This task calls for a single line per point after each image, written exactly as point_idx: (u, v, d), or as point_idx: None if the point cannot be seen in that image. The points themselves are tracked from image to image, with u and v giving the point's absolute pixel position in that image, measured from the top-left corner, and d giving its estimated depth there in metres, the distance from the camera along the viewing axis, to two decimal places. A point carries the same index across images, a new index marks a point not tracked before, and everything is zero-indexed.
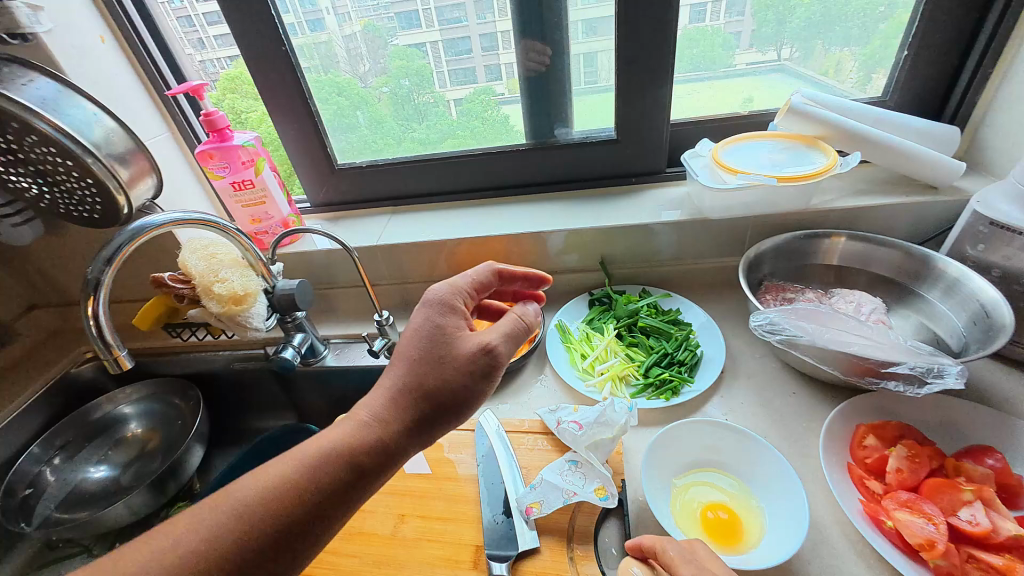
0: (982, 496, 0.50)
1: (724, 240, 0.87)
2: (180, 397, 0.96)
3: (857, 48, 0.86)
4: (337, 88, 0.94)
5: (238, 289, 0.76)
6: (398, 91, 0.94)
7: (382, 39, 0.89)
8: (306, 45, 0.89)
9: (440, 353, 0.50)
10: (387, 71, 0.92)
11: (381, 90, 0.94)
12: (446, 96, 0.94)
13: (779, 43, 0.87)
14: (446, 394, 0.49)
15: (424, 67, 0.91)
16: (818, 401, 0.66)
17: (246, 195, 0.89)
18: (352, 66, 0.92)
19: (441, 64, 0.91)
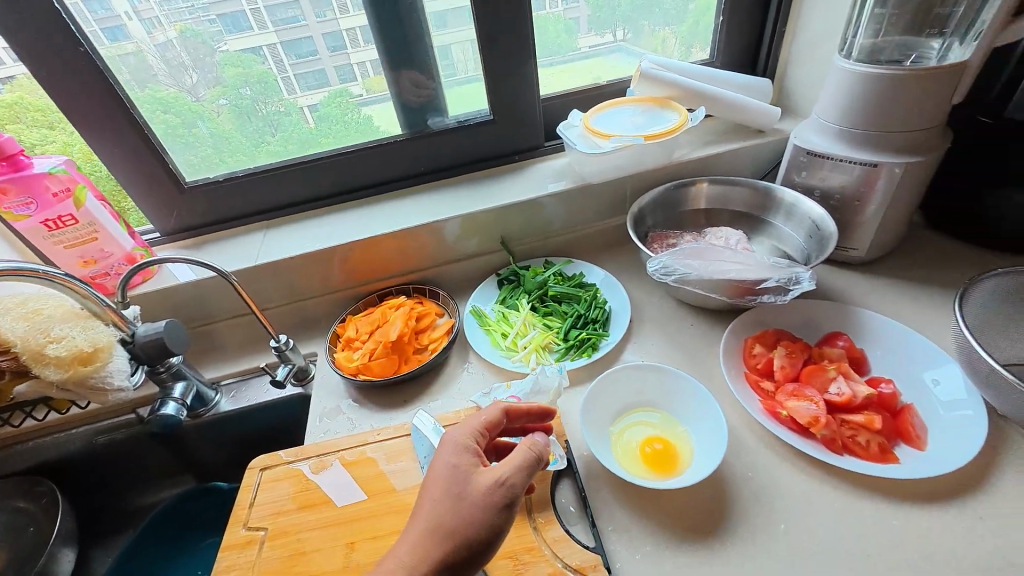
0: (842, 371, 0.62)
1: (608, 202, 0.93)
2: (27, 499, 0.79)
3: (676, 27, 0.98)
4: (163, 105, 0.81)
5: (84, 346, 0.62)
6: (239, 102, 0.84)
7: (205, 45, 0.78)
8: (115, 58, 0.75)
9: (478, 487, 0.44)
10: (222, 82, 0.81)
11: (218, 103, 0.83)
12: (298, 103, 0.86)
13: (614, 26, 0.95)
14: (467, 544, 0.42)
15: (265, 74, 0.82)
16: (711, 328, 0.75)
17: (67, 234, 0.72)
18: (175, 79, 0.80)
19: (285, 69, 0.83)
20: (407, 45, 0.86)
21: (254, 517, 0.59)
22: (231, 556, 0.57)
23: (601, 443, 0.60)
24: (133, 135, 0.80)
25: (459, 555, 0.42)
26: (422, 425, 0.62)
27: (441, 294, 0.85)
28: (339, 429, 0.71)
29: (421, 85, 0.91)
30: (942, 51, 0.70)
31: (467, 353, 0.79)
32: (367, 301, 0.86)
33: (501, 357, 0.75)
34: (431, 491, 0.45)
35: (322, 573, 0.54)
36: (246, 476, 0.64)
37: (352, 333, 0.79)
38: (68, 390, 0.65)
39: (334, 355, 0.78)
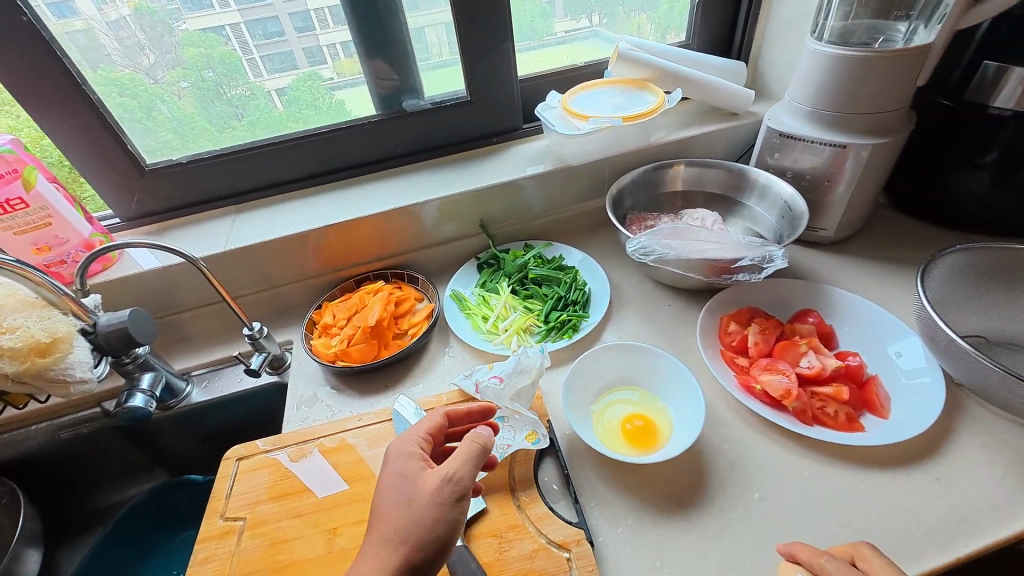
0: (812, 345, 0.64)
1: (587, 184, 0.93)
2: None
3: (650, 13, 0.98)
4: (120, 87, 0.76)
5: (41, 337, 0.58)
6: (201, 84, 0.80)
7: (163, 24, 0.74)
8: (65, 34, 0.70)
9: (427, 490, 0.44)
10: (180, 63, 0.77)
11: (179, 86, 0.79)
12: (263, 87, 0.83)
13: (589, 11, 0.94)
14: (424, 545, 0.42)
15: (228, 55, 0.78)
16: (688, 307, 0.77)
17: (16, 219, 0.68)
18: (131, 59, 0.75)
19: (249, 50, 0.79)
20: (378, 22, 0.83)
21: (232, 507, 0.58)
22: (208, 547, 0.55)
23: (583, 420, 0.61)
24: (89, 115, 0.75)
25: (417, 558, 0.41)
26: (403, 409, 0.64)
27: (420, 279, 0.84)
28: (318, 416, 0.69)
29: (395, 64, 0.88)
30: (908, 34, 0.71)
31: (448, 337, 0.78)
32: (344, 287, 0.85)
33: (483, 340, 0.75)
34: (383, 502, 0.45)
35: (305, 560, 0.53)
36: (222, 466, 0.62)
37: (330, 320, 0.77)
38: (26, 383, 0.61)
39: (311, 342, 0.76)
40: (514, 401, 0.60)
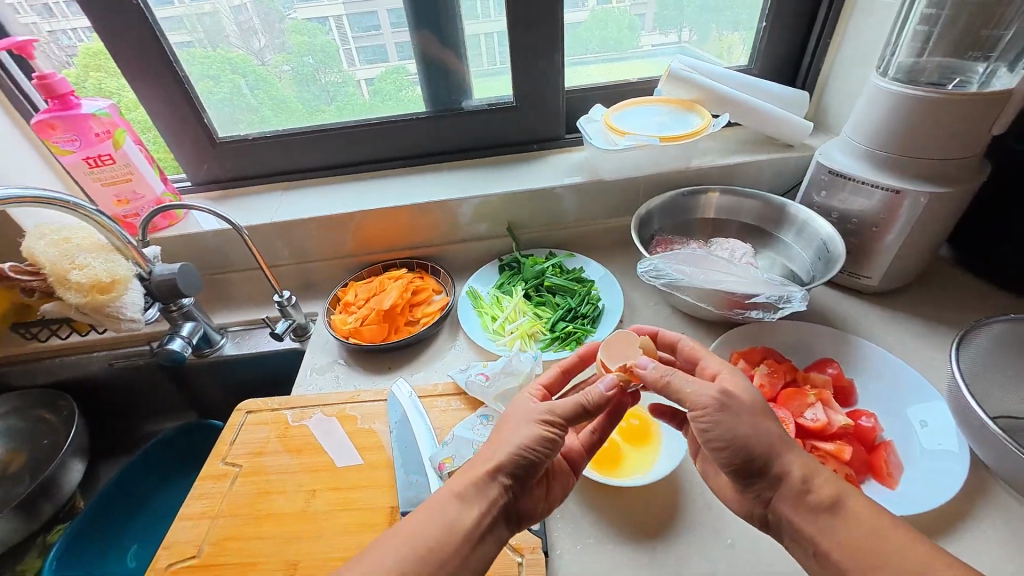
0: (821, 397, 0.60)
1: (621, 200, 0.92)
2: (49, 411, 0.88)
3: (745, 33, 0.95)
4: (227, 63, 0.85)
5: (103, 276, 0.68)
6: (301, 69, 0.88)
7: (276, 11, 0.82)
8: (187, 16, 0.80)
9: (532, 418, 0.47)
10: (287, 49, 0.85)
11: (282, 68, 0.87)
12: (355, 76, 0.90)
13: (682, 26, 0.93)
14: (538, 451, 0.45)
15: (329, 44, 0.85)
16: (702, 338, 0.74)
17: (105, 172, 0.78)
18: (244, 41, 0.84)
19: (347, 40, 0.86)
20: (443, 22, 0.87)
21: (232, 455, 0.63)
22: (205, 485, 0.60)
23: (603, 477, 0.55)
24: (174, 88, 0.85)
25: (530, 459, 0.45)
26: (399, 392, 0.67)
27: (442, 273, 0.87)
28: (324, 386, 0.74)
29: (452, 64, 0.92)
30: (986, 77, 0.66)
31: (458, 332, 0.81)
32: (371, 270, 0.89)
33: (487, 340, 0.76)
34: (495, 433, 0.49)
35: (282, 514, 0.57)
36: (233, 416, 0.68)
37: (351, 298, 0.82)
38: (85, 314, 0.71)
39: (331, 317, 0.81)
40: (498, 401, 0.64)
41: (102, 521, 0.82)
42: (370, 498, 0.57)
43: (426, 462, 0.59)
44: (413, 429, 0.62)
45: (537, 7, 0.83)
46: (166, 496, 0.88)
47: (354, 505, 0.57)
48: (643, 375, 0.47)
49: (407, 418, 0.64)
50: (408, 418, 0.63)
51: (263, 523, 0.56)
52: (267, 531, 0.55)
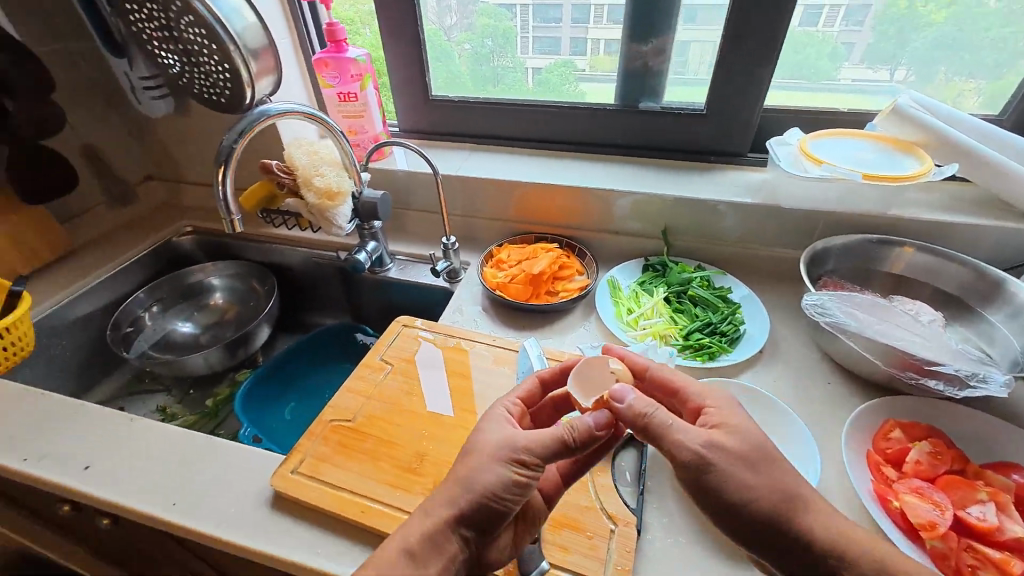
0: (995, 499, 0.52)
1: (793, 230, 0.87)
2: (256, 281, 1.12)
3: (982, 82, 0.85)
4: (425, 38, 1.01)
5: (333, 186, 0.83)
6: (478, 50, 1.00)
7: None
8: None
9: (507, 451, 0.46)
10: (472, 29, 0.98)
11: (461, 47, 1.00)
12: (525, 64, 1.00)
13: (895, 63, 0.86)
14: (504, 493, 0.44)
15: (509, 29, 0.96)
16: (852, 395, 0.68)
17: (348, 107, 0.97)
18: (439, 18, 0.98)
19: (526, 30, 0.96)
20: (655, 21, 0.89)
21: (388, 355, 0.75)
22: (365, 371, 0.73)
23: None
24: (411, 46, 0.99)
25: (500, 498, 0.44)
26: (530, 348, 0.74)
27: (588, 256, 0.92)
28: (465, 325, 0.84)
29: (655, 62, 0.93)
30: None
31: (590, 314, 0.85)
32: (524, 238, 0.97)
33: (619, 328, 0.79)
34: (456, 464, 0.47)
35: (418, 413, 0.66)
36: (392, 324, 0.81)
37: (505, 257, 0.91)
38: (312, 215, 0.87)
39: (484, 268, 0.90)
40: None
41: (265, 394, 0.94)
42: None
43: None
44: None
45: (763, 15, 0.81)
46: (311, 384, 1.01)
47: None
48: (620, 409, 0.45)
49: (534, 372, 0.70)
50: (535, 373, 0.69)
51: (404, 415, 0.66)
52: (406, 422, 0.65)
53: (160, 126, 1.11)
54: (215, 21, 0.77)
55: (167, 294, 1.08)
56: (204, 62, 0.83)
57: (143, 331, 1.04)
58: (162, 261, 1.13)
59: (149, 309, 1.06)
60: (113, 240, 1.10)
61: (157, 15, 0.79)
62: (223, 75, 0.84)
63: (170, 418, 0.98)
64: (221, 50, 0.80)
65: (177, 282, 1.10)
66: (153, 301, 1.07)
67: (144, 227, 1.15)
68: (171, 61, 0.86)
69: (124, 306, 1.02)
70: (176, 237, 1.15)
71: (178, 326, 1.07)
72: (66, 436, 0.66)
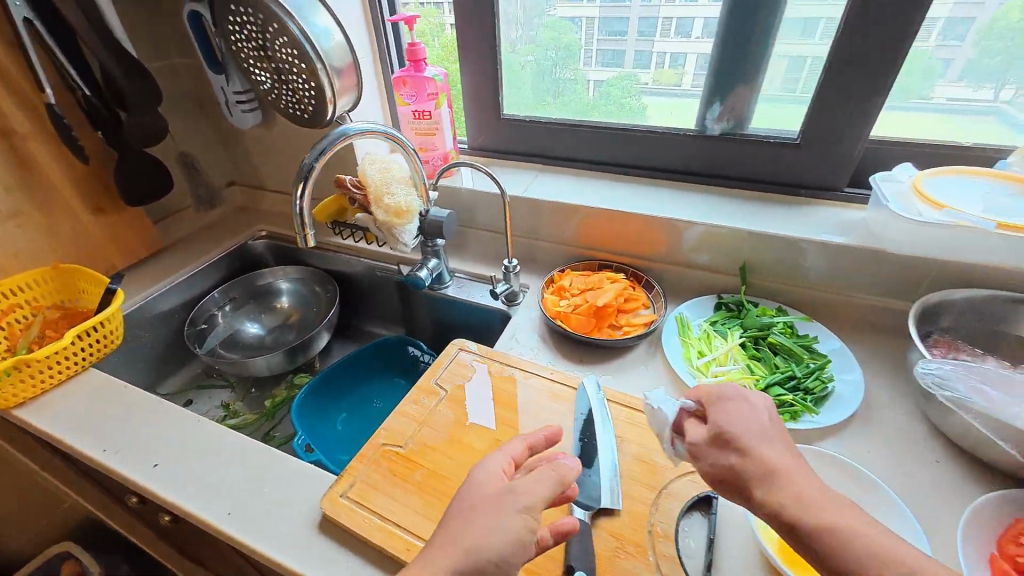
0: None
1: (895, 280, 0.77)
2: (322, 288, 1.16)
3: None
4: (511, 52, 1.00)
5: (403, 205, 0.84)
6: (543, 60, 1.00)
7: (540, 7, 0.95)
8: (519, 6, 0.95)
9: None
10: (537, 40, 0.98)
11: (526, 58, 1.01)
12: (589, 75, 0.98)
13: (1001, 81, 0.77)
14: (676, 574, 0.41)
15: (574, 42, 0.96)
16: (972, 483, 0.58)
17: (422, 125, 0.98)
18: (514, 32, 0.98)
19: (591, 42, 0.95)
20: (743, 49, 0.84)
21: (443, 378, 0.74)
22: (420, 395, 0.72)
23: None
24: (489, 69, 0.99)
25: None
26: (589, 386, 0.70)
27: (655, 289, 0.87)
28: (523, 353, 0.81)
29: (736, 94, 0.88)
30: None
31: (655, 353, 0.80)
32: (586, 264, 0.93)
33: (687, 373, 0.73)
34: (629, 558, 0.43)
35: (469, 446, 0.64)
36: (449, 347, 0.80)
37: (566, 284, 0.87)
38: (378, 229, 0.87)
39: (544, 295, 0.87)
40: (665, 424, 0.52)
41: (323, 392, 0.98)
42: None
43: (602, 463, 0.60)
44: (597, 427, 0.64)
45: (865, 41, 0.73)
46: (363, 390, 1.03)
47: None
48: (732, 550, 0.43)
49: (593, 415, 0.66)
50: (594, 418, 0.65)
51: (455, 446, 0.64)
52: (457, 456, 0.62)
53: (246, 135, 1.18)
54: (305, 41, 0.79)
55: (239, 295, 1.15)
56: (292, 79, 0.86)
57: (216, 328, 1.10)
58: (239, 262, 1.19)
59: (222, 308, 1.12)
60: (199, 240, 1.18)
61: (255, 35, 0.83)
62: (308, 93, 0.87)
63: (233, 415, 1.02)
64: (309, 69, 0.82)
65: (249, 283, 1.16)
66: (227, 301, 1.13)
67: (225, 230, 1.22)
68: (263, 78, 0.91)
69: (200, 304, 1.09)
70: (251, 240, 1.21)
71: (246, 325, 1.13)
72: (141, 434, 0.70)
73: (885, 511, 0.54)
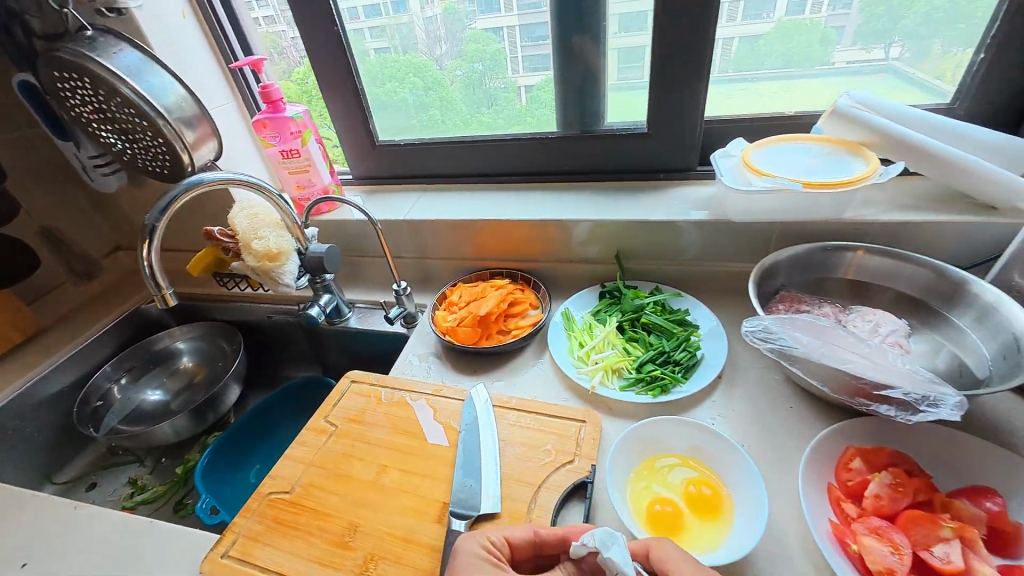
0: (962, 534, 0.47)
1: (747, 244, 0.83)
2: (226, 342, 1.12)
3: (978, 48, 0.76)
4: (413, 69, 0.97)
5: (273, 247, 0.84)
6: (471, 75, 0.96)
7: (461, 21, 0.91)
8: (362, 30, 0.94)
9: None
10: (463, 55, 0.94)
11: (455, 73, 0.96)
12: (518, 82, 0.95)
13: (888, 41, 0.79)
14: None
15: (498, 52, 0.93)
16: (817, 420, 0.63)
17: (293, 163, 0.97)
18: (429, 49, 0.95)
19: (516, 49, 0.92)
20: (581, 49, 0.89)
21: (334, 414, 0.74)
22: (309, 436, 0.71)
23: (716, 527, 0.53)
24: (353, 99, 0.99)
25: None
26: (476, 396, 0.71)
27: (542, 289, 0.89)
28: (416, 373, 0.82)
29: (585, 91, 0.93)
30: None
31: (544, 351, 0.82)
32: (478, 275, 0.95)
33: (569, 364, 0.76)
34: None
35: (356, 478, 0.64)
36: (341, 381, 0.79)
37: (455, 298, 0.89)
38: (257, 274, 0.88)
39: (435, 312, 0.89)
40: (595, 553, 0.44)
41: (228, 455, 0.95)
42: (429, 487, 0.61)
43: (483, 470, 0.61)
44: (480, 436, 0.65)
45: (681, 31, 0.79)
46: (278, 439, 1.01)
47: (415, 490, 0.61)
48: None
49: (477, 424, 0.67)
50: (479, 427, 0.67)
51: (342, 481, 0.64)
52: (344, 490, 0.62)
53: (120, 197, 1.13)
54: (141, 99, 0.78)
55: (136, 364, 1.09)
56: (140, 138, 0.84)
57: (114, 404, 1.04)
58: (133, 329, 1.14)
59: (117, 381, 1.06)
60: (84, 314, 1.12)
61: (89, 99, 0.81)
62: (159, 150, 0.85)
63: (140, 490, 0.97)
64: (152, 125, 0.80)
65: (145, 350, 1.11)
66: (122, 373, 1.07)
67: (113, 298, 1.16)
68: (111, 140, 0.87)
69: (91, 382, 1.03)
70: (143, 304, 1.16)
71: (148, 394, 1.08)
72: (9, 536, 0.65)
73: (737, 473, 0.56)
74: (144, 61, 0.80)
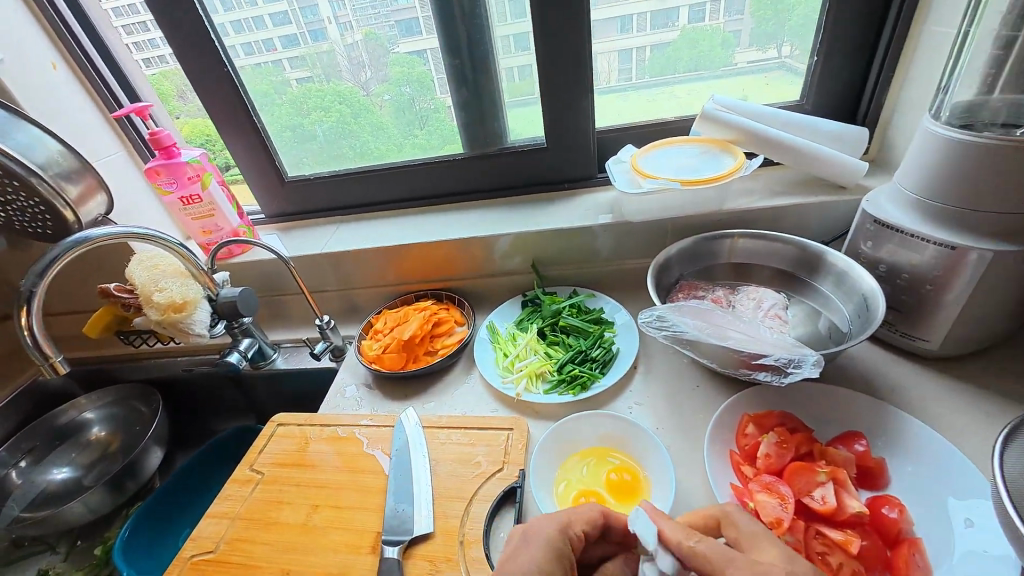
0: (835, 476, 0.54)
1: (648, 241, 0.90)
2: (142, 403, 1.05)
3: None
4: (338, 97, 0.95)
5: (177, 297, 0.80)
6: (399, 98, 0.95)
7: (383, 47, 0.90)
8: (252, 68, 0.93)
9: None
10: (388, 79, 0.93)
11: (382, 97, 0.95)
12: (447, 102, 0.97)
13: (779, 41, 0.88)
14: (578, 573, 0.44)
15: (424, 74, 0.93)
16: (719, 394, 0.70)
17: (195, 209, 0.94)
18: (353, 75, 0.93)
19: (441, 69, 0.93)
20: (474, 71, 0.93)
21: (259, 461, 0.71)
22: (233, 488, 0.68)
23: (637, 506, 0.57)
24: (254, 137, 0.97)
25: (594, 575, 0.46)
26: (406, 420, 0.71)
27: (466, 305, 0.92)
28: (346, 407, 0.80)
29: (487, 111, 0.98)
30: None
31: (472, 366, 0.84)
32: (404, 299, 0.96)
33: (496, 375, 0.79)
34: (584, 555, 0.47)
35: (286, 524, 0.62)
36: (267, 426, 0.77)
37: (380, 325, 0.89)
38: (164, 328, 0.83)
39: (361, 342, 0.88)
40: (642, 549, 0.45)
41: (153, 525, 0.89)
42: (361, 519, 0.61)
43: (415, 492, 0.62)
44: (410, 459, 0.66)
45: (563, 49, 0.86)
46: (208, 497, 0.95)
47: (347, 524, 0.61)
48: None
49: (407, 448, 0.67)
50: (409, 451, 0.67)
51: (270, 529, 0.62)
52: (274, 538, 0.61)
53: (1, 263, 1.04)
54: (11, 158, 0.72)
55: (37, 443, 1.00)
56: (13, 199, 0.78)
57: (13, 492, 0.94)
58: (30, 404, 1.03)
59: (15, 465, 0.96)
60: None
61: None
62: (38, 209, 0.79)
63: None
64: (24, 185, 0.75)
65: (46, 426, 1.01)
66: (19, 455, 0.97)
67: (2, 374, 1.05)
68: None
69: None
70: (41, 377, 1.06)
71: (54, 474, 0.99)
72: None
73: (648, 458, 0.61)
74: (9, 118, 0.75)
